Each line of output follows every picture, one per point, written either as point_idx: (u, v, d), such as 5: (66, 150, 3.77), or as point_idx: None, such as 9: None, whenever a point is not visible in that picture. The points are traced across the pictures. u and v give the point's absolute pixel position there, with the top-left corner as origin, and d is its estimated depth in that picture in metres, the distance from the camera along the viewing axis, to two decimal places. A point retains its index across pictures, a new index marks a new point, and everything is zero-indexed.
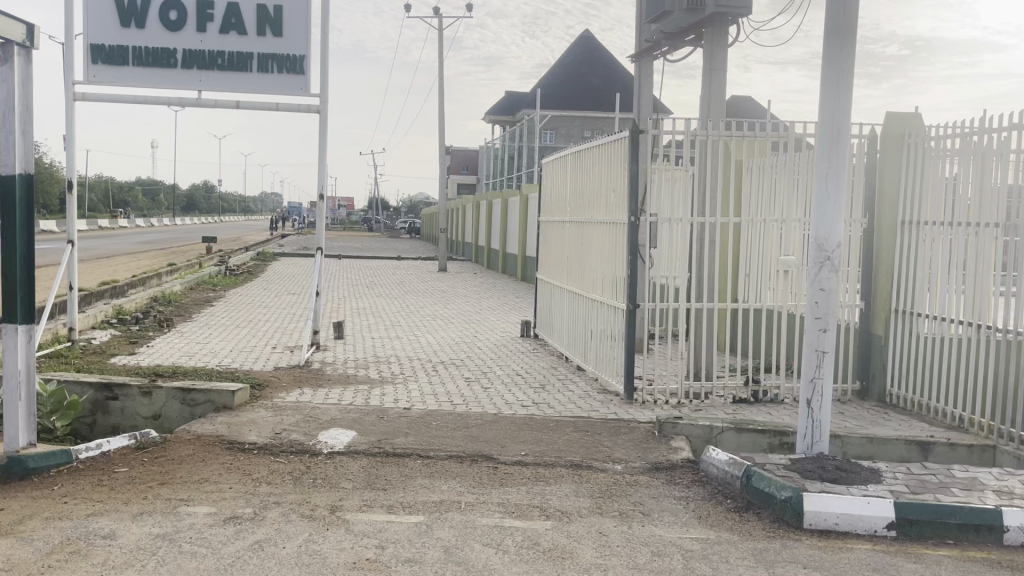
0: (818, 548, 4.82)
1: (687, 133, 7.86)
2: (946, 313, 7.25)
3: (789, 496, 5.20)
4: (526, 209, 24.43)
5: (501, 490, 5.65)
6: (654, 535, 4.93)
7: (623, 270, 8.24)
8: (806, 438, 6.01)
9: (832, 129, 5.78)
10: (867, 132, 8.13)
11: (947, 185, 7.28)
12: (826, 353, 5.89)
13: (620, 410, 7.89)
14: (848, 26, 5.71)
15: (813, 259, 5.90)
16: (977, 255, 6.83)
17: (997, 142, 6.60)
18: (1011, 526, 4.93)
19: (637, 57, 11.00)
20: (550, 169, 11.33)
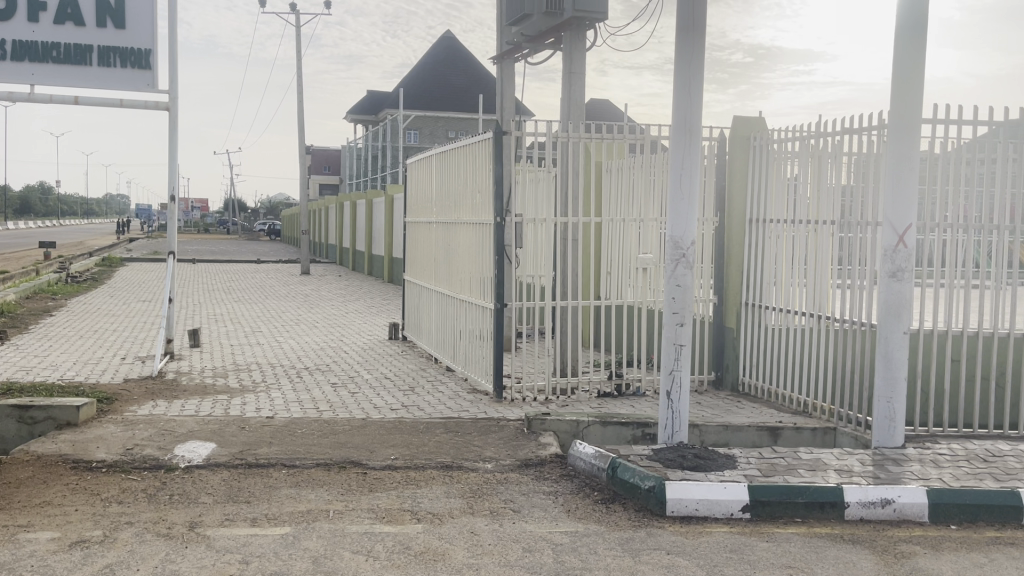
0: (680, 534, 5.02)
1: (549, 135, 8.00)
2: (790, 305, 7.73)
3: (652, 485, 5.40)
4: (389, 211, 24.15)
5: (370, 495, 5.55)
6: (524, 531, 4.99)
7: (490, 269, 8.30)
8: (667, 428, 6.26)
9: (685, 129, 6.04)
10: (717, 135, 8.54)
11: (789, 185, 7.76)
12: (684, 346, 6.15)
13: (490, 409, 7.93)
14: (700, 31, 5.99)
15: (671, 256, 6.13)
16: (817, 250, 7.31)
17: (833, 145, 7.10)
18: (851, 502, 5.30)
19: (498, 59, 11.12)
20: (415, 170, 11.25)
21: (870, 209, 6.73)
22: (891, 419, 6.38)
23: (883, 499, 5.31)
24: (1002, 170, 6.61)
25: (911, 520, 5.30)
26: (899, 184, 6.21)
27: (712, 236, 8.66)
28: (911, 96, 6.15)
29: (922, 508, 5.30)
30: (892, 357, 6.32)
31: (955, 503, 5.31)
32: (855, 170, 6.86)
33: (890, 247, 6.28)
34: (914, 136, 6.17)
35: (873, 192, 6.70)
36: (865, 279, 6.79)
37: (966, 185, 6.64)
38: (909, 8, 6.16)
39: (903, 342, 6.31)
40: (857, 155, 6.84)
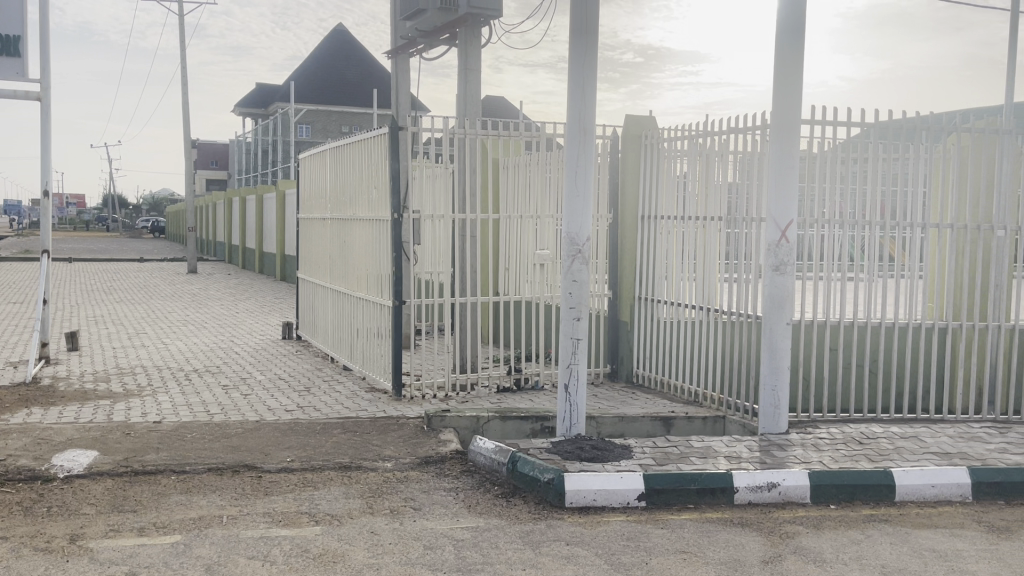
0: (578, 524, 5.12)
1: (445, 131, 7.97)
2: (681, 299, 7.98)
3: (552, 477, 5.48)
4: (280, 207, 23.51)
5: (266, 499, 5.41)
6: (424, 529, 4.97)
7: (387, 266, 8.22)
8: (565, 421, 6.37)
9: (579, 127, 6.14)
10: (610, 133, 8.72)
11: (679, 182, 8.01)
12: (580, 340, 6.27)
13: (388, 408, 7.86)
14: (593, 32, 6.11)
15: (567, 252, 6.23)
16: (706, 245, 7.58)
17: (719, 144, 7.38)
18: (740, 487, 5.53)
19: (393, 54, 11.01)
20: (308, 165, 11.01)
21: (754, 206, 7.03)
22: (775, 406, 6.68)
23: (768, 483, 5.56)
24: (873, 169, 7.03)
25: (794, 502, 5.58)
26: (781, 182, 6.51)
27: (606, 232, 8.83)
28: (791, 98, 6.45)
29: (804, 490, 5.58)
30: (776, 346, 6.62)
31: (834, 484, 5.62)
32: (740, 169, 7.15)
33: (774, 242, 6.57)
34: (793, 137, 6.48)
35: (757, 190, 7.00)
36: (750, 273, 7.09)
37: (841, 183, 7.02)
38: (788, 16, 6.46)
39: (785, 333, 6.62)
40: (742, 154, 7.12)
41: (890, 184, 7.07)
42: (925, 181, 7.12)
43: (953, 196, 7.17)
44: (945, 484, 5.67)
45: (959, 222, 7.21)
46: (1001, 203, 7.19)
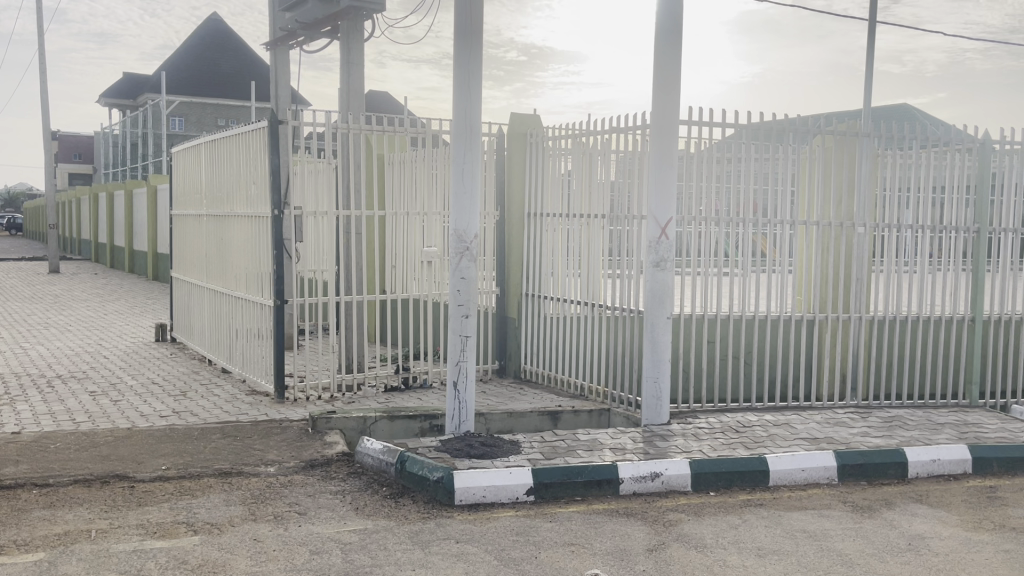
0: (468, 521, 5.11)
1: (327, 125, 7.78)
2: (566, 295, 8.11)
3: (441, 476, 5.45)
4: (151, 203, 22.38)
5: (139, 510, 5.13)
6: (310, 533, 4.85)
7: (268, 265, 7.95)
8: (454, 419, 6.36)
9: (465, 125, 6.13)
10: (495, 130, 8.74)
11: (563, 180, 8.13)
12: (469, 337, 6.26)
13: (271, 410, 7.61)
14: (477, 31, 6.10)
15: (455, 250, 6.20)
16: (590, 242, 7.73)
17: (601, 144, 7.53)
18: (625, 478, 5.66)
19: (271, 45, 10.66)
20: (181, 160, 10.53)
21: (636, 204, 7.21)
22: (658, 397, 6.88)
23: (652, 473, 5.73)
24: (745, 168, 7.33)
25: (676, 490, 5.76)
26: (661, 180, 6.71)
27: (493, 229, 8.85)
28: (670, 100, 6.64)
29: (685, 478, 5.77)
30: (657, 340, 6.82)
31: (713, 472, 5.84)
32: (622, 167, 7.31)
33: (654, 238, 6.77)
34: (672, 137, 6.69)
35: (638, 188, 7.17)
36: (633, 269, 7.28)
37: (716, 182, 7.30)
38: (666, 20, 6.65)
39: (666, 326, 6.83)
40: (624, 153, 7.29)
41: (762, 183, 7.40)
42: (793, 180, 7.49)
43: (819, 194, 7.57)
44: (814, 467, 5.99)
45: (824, 219, 7.62)
46: (861, 201, 7.65)
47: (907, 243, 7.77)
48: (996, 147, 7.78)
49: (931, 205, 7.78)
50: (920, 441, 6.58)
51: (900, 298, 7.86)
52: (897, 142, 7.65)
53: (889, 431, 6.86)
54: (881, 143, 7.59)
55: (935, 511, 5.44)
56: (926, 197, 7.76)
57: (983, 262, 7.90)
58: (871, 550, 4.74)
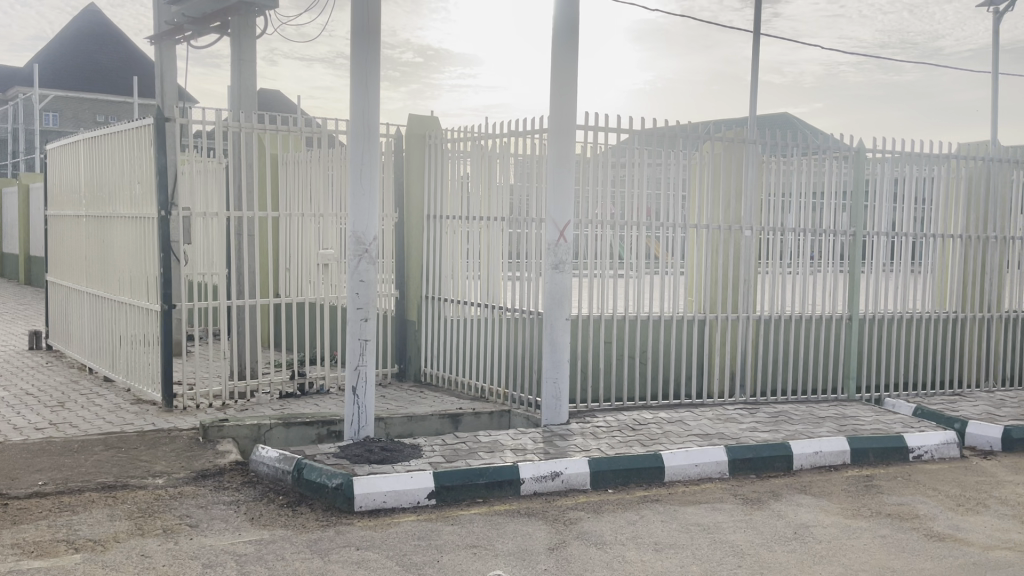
0: (369, 528, 5.04)
1: (218, 123, 7.51)
2: (466, 297, 8.11)
3: (340, 482, 5.36)
4: (21, 202, 21.03)
5: (14, 529, 4.82)
6: (203, 546, 4.67)
7: (155, 268, 7.62)
8: (353, 424, 6.26)
9: (363, 126, 6.04)
10: (393, 132, 8.66)
11: (462, 183, 8.12)
12: (368, 341, 6.18)
13: (158, 420, 7.29)
14: (374, 30, 6.03)
15: (353, 252, 6.11)
16: (489, 245, 7.76)
17: (500, 147, 7.57)
18: (526, 478, 5.71)
19: (156, 39, 10.22)
20: (58, 157, 9.95)
21: (534, 207, 7.29)
22: (557, 398, 6.97)
23: (552, 472, 5.80)
24: (639, 173, 7.52)
25: (575, 489, 5.85)
26: (558, 184, 6.80)
27: (391, 232, 8.76)
28: (567, 104, 6.74)
29: (584, 477, 5.87)
30: (556, 341, 6.91)
31: (611, 469, 5.96)
32: (520, 170, 7.37)
33: (553, 241, 6.86)
34: (570, 141, 6.79)
35: (536, 191, 7.25)
36: (532, 271, 7.36)
37: (611, 186, 7.45)
38: (563, 25, 6.74)
39: (565, 327, 6.93)
40: (522, 157, 7.35)
41: (655, 187, 7.60)
42: (684, 185, 7.74)
43: (709, 199, 7.84)
44: (706, 462, 6.21)
45: (713, 223, 7.90)
46: (749, 206, 7.97)
47: (789, 246, 8.14)
48: (869, 156, 8.24)
49: (812, 210, 8.18)
50: (804, 434, 6.91)
51: (785, 298, 8.23)
52: (781, 150, 8.00)
53: (775, 425, 7.18)
54: (766, 150, 7.93)
55: (818, 501, 5.72)
56: (807, 202, 8.15)
57: (859, 263, 8.36)
58: (760, 541, 4.95)
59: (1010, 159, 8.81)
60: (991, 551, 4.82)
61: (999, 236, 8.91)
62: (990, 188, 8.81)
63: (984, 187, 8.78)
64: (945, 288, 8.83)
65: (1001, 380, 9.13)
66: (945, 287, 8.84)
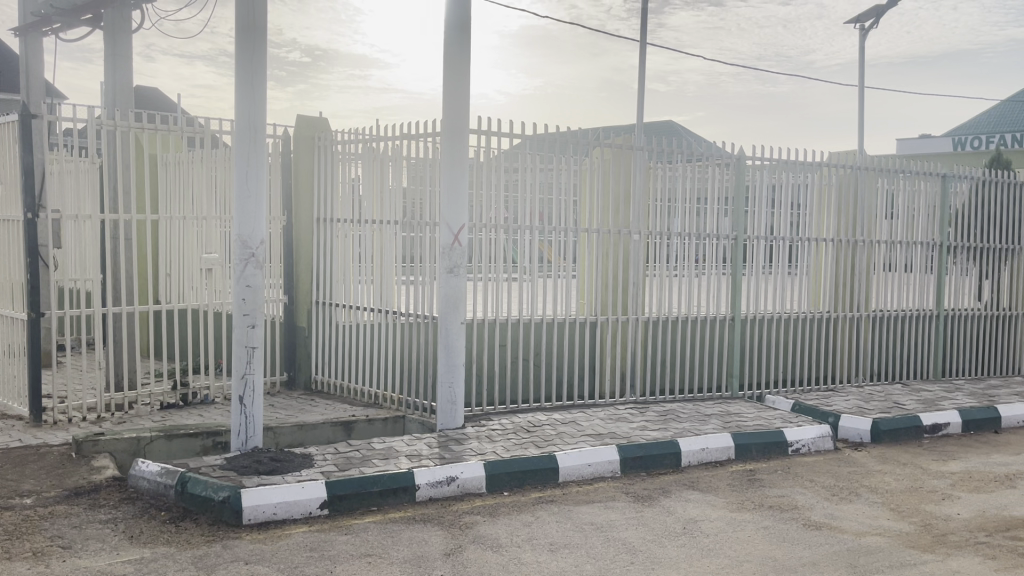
0: (258, 541, 4.87)
1: (90, 120, 7.09)
2: (357, 302, 7.98)
3: (227, 495, 5.16)
4: None
5: None
6: (77, 568, 4.40)
7: (20, 273, 7.12)
8: (240, 435, 6.05)
9: (249, 126, 5.85)
10: (280, 133, 8.41)
11: (353, 186, 7.98)
12: (256, 349, 5.98)
13: (25, 436, 6.82)
14: (260, 26, 5.85)
15: (239, 256, 5.91)
16: (382, 248, 7.66)
17: (391, 149, 7.49)
18: (421, 484, 5.66)
19: (20, 31, 9.58)
20: None
21: (427, 210, 7.24)
22: (452, 402, 6.96)
23: (447, 477, 5.77)
24: (530, 177, 7.59)
25: (471, 493, 5.84)
26: (452, 187, 6.79)
27: (279, 236, 8.51)
28: (459, 106, 6.72)
29: (480, 480, 5.87)
30: (451, 345, 6.88)
31: (507, 472, 5.98)
32: (413, 174, 7.31)
33: (447, 245, 6.84)
34: (463, 144, 6.79)
35: (430, 195, 7.21)
36: (426, 275, 7.32)
37: (504, 190, 7.50)
38: (454, 27, 6.72)
39: (460, 331, 6.91)
40: (415, 160, 7.29)
41: (547, 192, 7.69)
42: (574, 190, 7.86)
43: (599, 203, 7.99)
44: (599, 462, 6.32)
45: (604, 226, 8.05)
46: (637, 210, 8.17)
47: (675, 249, 8.39)
48: (748, 163, 8.60)
49: (696, 214, 8.47)
50: (691, 431, 7.14)
51: (672, 300, 8.48)
52: (667, 156, 8.24)
53: (664, 424, 7.38)
54: (653, 157, 8.15)
55: (706, 496, 5.92)
56: (692, 207, 8.43)
57: (740, 266, 8.72)
58: (651, 537, 5.07)
59: (876, 168, 9.38)
60: (863, 537, 5.11)
61: (867, 241, 9.47)
62: (857, 194, 9.35)
63: (852, 194, 9.31)
64: (819, 289, 9.32)
65: (870, 375, 9.71)
66: (819, 288, 9.32)
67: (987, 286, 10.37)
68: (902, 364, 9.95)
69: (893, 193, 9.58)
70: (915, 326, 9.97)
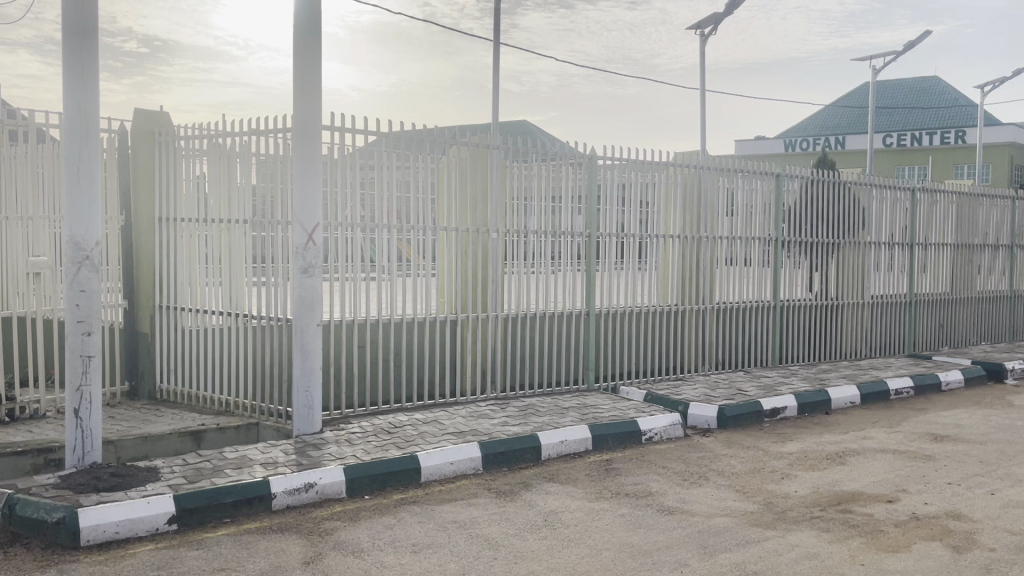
0: (98, 563, 4.55)
1: None
2: (205, 306, 7.62)
3: (63, 515, 4.79)
4: None
5: None
6: None
7: None
8: (76, 450, 5.63)
9: (79, 117, 5.44)
10: (115, 127, 7.87)
11: (197, 183, 7.59)
12: (92, 357, 5.59)
13: None
14: (93, 11, 5.44)
15: (70, 260, 5.50)
16: (230, 248, 7.34)
17: (239, 145, 7.18)
18: (278, 492, 5.47)
19: None
20: None
21: (279, 209, 7.01)
22: (309, 407, 6.77)
23: (306, 484, 5.60)
24: (386, 175, 7.49)
25: (330, 498, 5.70)
26: (304, 186, 6.60)
27: (116, 237, 7.98)
28: (311, 101, 6.54)
29: (339, 485, 5.74)
30: (306, 349, 6.69)
31: (367, 475, 5.88)
32: (263, 171, 7.05)
33: (301, 245, 6.66)
34: (317, 142, 6.61)
35: (281, 193, 6.98)
36: (278, 276, 7.07)
37: (359, 188, 7.36)
38: (305, 21, 6.52)
39: (316, 333, 6.73)
40: (265, 157, 7.04)
41: (403, 190, 7.61)
42: (431, 188, 7.81)
43: (456, 202, 7.98)
44: (460, 460, 6.32)
45: (462, 225, 8.05)
46: (494, 209, 8.23)
47: (532, 247, 8.52)
48: (600, 162, 8.85)
49: (550, 213, 8.63)
50: (550, 425, 7.27)
51: (530, 297, 8.60)
52: (522, 155, 8.34)
53: (524, 419, 7.49)
54: (508, 156, 8.24)
55: (565, 488, 6.04)
56: (547, 206, 8.58)
57: (594, 263, 8.98)
58: (513, 531, 5.12)
59: (717, 168, 9.88)
60: (712, 518, 5.38)
61: (710, 236, 9.97)
62: (700, 193, 9.83)
63: (695, 193, 9.77)
64: (668, 284, 9.71)
65: (714, 364, 10.25)
66: (667, 283, 9.71)
67: (817, 278, 11.16)
68: (742, 353, 10.55)
69: (732, 191, 10.14)
70: (755, 317, 10.59)
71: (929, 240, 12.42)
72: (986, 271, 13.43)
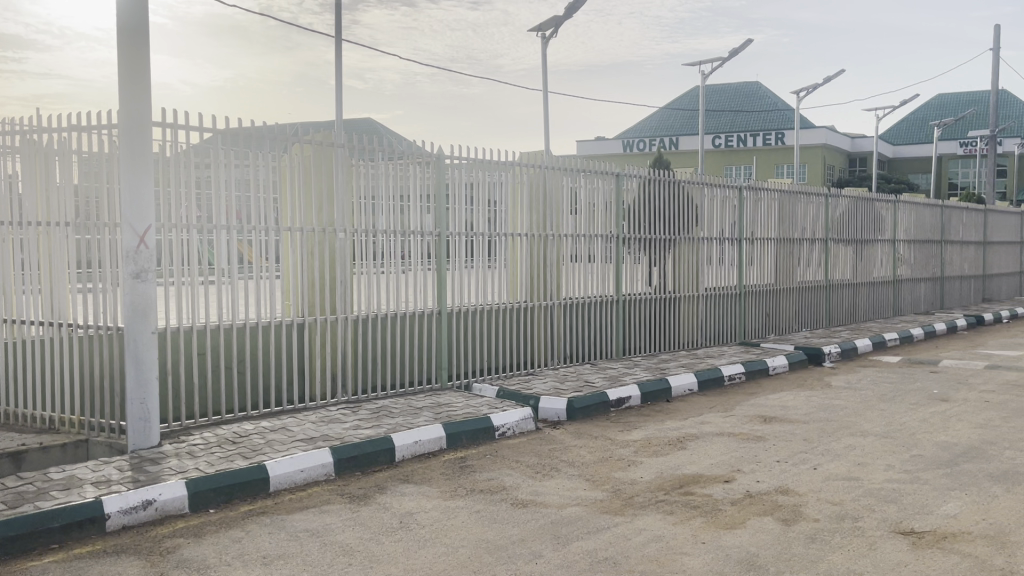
0: None
1: None
2: (23, 316, 7.01)
3: None
4: None
5: None
6: None
7: None
8: None
9: None
10: None
11: (9, 183, 6.96)
12: None
13: None
14: None
15: None
16: (51, 253, 6.79)
17: (58, 142, 6.66)
18: (112, 512, 5.12)
19: None
20: None
21: (106, 210, 6.55)
22: (145, 419, 6.37)
23: (143, 501, 5.27)
24: (224, 174, 7.17)
25: (171, 515, 5.39)
26: (135, 185, 6.21)
27: None
28: (141, 96, 6.16)
29: (181, 501, 5.44)
30: (140, 358, 6.30)
31: (211, 488, 5.61)
32: (87, 170, 6.57)
33: (132, 248, 6.26)
34: (147, 139, 6.24)
35: (107, 192, 6.52)
36: (107, 281, 6.61)
37: (195, 188, 7.01)
38: (130, 11, 6.12)
39: (151, 341, 6.35)
40: (87, 154, 6.55)
41: (244, 190, 7.30)
42: (274, 187, 7.55)
43: (301, 201, 7.75)
44: (311, 466, 6.16)
45: (308, 225, 7.82)
46: (340, 208, 8.05)
47: (381, 246, 8.41)
48: (447, 161, 8.87)
49: (398, 212, 8.55)
50: (403, 426, 7.21)
51: (379, 297, 8.48)
52: (368, 154, 8.22)
53: (376, 421, 7.39)
54: (354, 155, 8.09)
55: (420, 488, 6.02)
56: (394, 204, 8.50)
57: (444, 261, 9.00)
58: (368, 536, 5.05)
59: (560, 167, 10.13)
60: (564, 508, 5.52)
61: (555, 234, 10.21)
62: (545, 192, 10.06)
63: (540, 192, 9.97)
64: (517, 281, 9.86)
65: (562, 358, 10.52)
66: (516, 280, 9.86)
67: (656, 272, 11.67)
68: (588, 347, 10.87)
69: (575, 190, 10.43)
70: (599, 311, 10.93)
71: (755, 235, 13.28)
72: (805, 263, 14.52)
